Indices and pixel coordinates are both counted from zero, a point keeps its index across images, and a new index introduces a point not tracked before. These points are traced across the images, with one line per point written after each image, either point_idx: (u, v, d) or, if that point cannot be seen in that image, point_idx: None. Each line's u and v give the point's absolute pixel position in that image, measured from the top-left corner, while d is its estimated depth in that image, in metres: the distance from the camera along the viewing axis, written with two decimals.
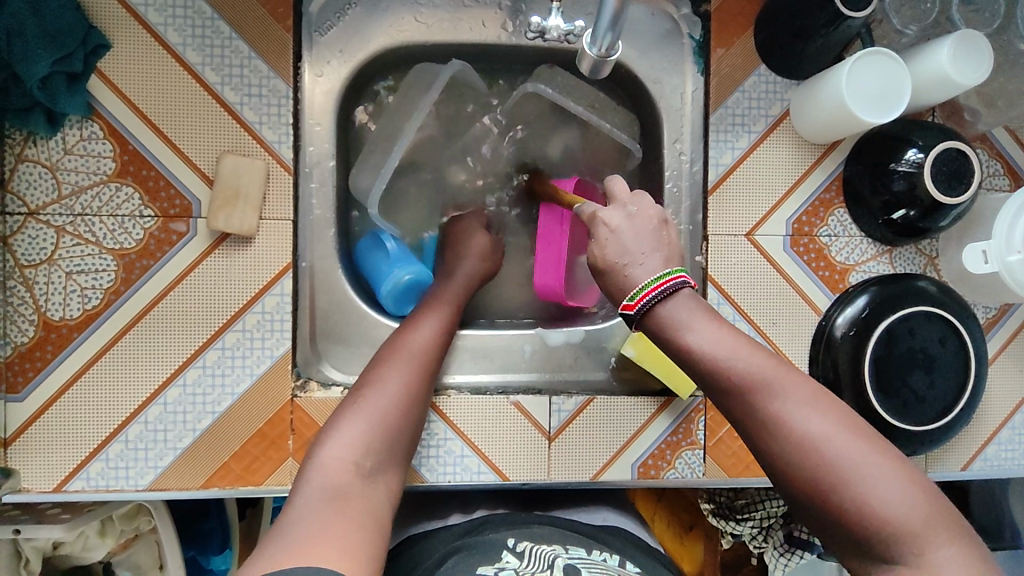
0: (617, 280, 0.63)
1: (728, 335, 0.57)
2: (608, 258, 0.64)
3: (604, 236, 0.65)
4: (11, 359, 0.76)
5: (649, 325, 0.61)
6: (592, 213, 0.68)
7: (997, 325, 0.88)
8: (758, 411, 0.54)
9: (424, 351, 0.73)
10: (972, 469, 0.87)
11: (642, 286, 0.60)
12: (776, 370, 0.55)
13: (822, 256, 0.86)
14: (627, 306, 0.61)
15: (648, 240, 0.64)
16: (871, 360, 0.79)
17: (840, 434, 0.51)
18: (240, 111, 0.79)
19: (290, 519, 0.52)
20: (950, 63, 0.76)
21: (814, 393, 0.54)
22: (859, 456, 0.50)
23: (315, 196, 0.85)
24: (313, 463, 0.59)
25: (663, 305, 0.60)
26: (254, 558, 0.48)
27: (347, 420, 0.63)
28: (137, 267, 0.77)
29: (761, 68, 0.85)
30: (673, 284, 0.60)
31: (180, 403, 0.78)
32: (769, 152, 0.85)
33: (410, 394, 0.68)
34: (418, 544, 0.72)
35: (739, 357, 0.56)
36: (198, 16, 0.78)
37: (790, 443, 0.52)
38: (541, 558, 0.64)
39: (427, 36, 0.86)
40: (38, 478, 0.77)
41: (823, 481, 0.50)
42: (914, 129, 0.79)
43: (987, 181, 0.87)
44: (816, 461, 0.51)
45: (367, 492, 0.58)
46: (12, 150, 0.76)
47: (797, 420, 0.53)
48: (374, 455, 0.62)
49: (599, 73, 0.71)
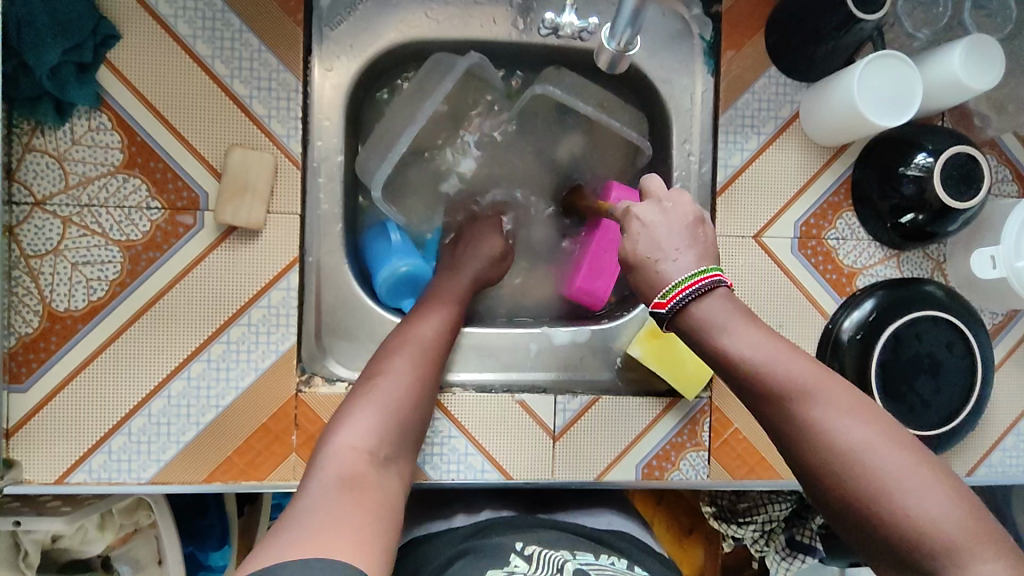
0: (647, 277, 0.61)
1: (766, 340, 0.56)
2: (639, 254, 0.62)
3: (637, 231, 0.63)
4: (15, 350, 0.76)
5: (682, 325, 0.58)
6: (626, 210, 0.66)
7: (1003, 331, 0.88)
8: (796, 419, 0.53)
9: (428, 342, 0.73)
10: (977, 475, 0.87)
11: (676, 284, 0.58)
12: (816, 376, 0.54)
13: (830, 259, 0.86)
14: (659, 304, 0.59)
15: (683, 235, 0.61)
16: (878, 365, 0.79)
17: (881, 445, 0.50)
18: (249, 104, 0.79)
19: (302, 505, 0.52)
20: (961, 68, 0.75)
21: (852, 398, 0.53)
22: (901, 465, 0.49)
23: (322, 190, 0.84)
24: (325, 450, 0.59)
25: (698, 306, 0.58)
26: (263, 547, 0.48)
27: (360, 409, 0.63)
28: (143, 259, 0.77)
29: (772, 70, 0.85)
30: (709, 283, 0.58)
31: (184, 396, 0.78)
32: (778, 154, 0.85)
33: (419, 386, 0.68)
34: (423, 545, 0.72)
35: (778, 361, 0.54)
36: (209, 9, 0.77)
37: (829, 452, 0.51)
38: (549, 563, 0.63)
39: (437, 33, 0.86)
40: (40, 469, 0.76)
41: (862, 489, 0.50)
42: (924, 133, 0.79)
43: (996, 187, 0.87)
44: (857, 470, 0.50)
45: (382, 476, 0.59)
46: (19, 139, 0.75)
47: (838, 430, 0.52)
48: (386, 443, 0.62)
49: (616, 68, 0.71)
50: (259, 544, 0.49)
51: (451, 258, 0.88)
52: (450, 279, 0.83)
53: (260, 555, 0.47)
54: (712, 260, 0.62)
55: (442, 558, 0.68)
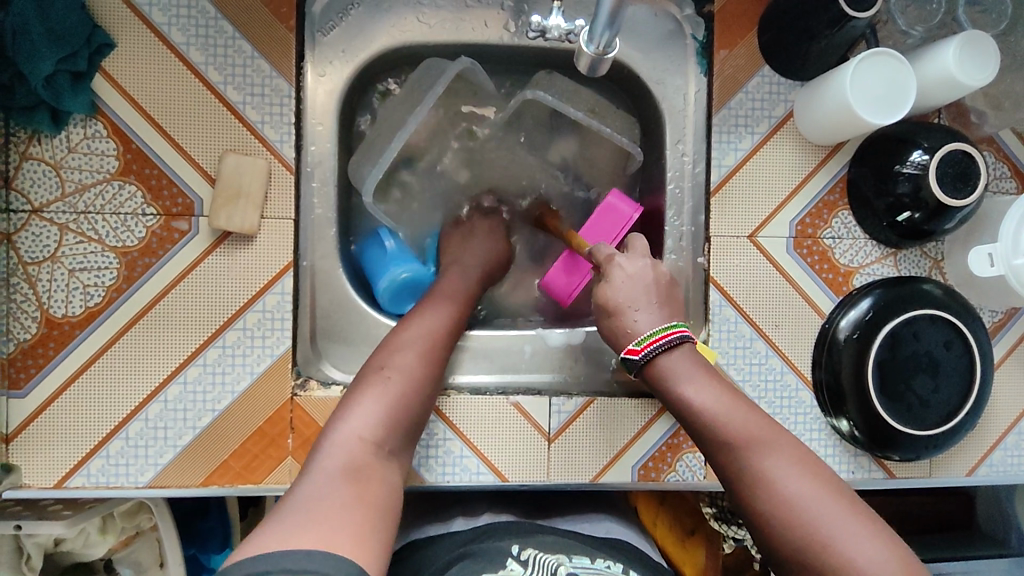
0: (621, 323, 0.72)
1: (727, 397, 0.65)
2: (618, 301, 0.72)
3: (618, 277, 0.73)
4: (14, 356, 0.77)
5: (650, 372, 0.70)
6: (607, 255, 0.76)
7: (1003, 330, 0.87)
8: (750, 466, 0.60)
9: (436, 336, 0.74)
10: (978, 475, 0.86)
11: (648, 335, 0.70)
12: (768, 431, 0.62)
13: (826, 258, 0.85)
14: (633, 351, 0.70)
15: (655, 293, 0.73)
16: (875, 364, 0.78)
17: (817, 496, 0.56)
18: (243, 110, 0.79)
19: (305, 493, 0.54)
20: (955, 64, 0.75)
21: (801, 456, 0.60)
22: (838, 514, 0.55)
23: (316, 195, 0.85)
24: (330, 438, 0.61)
25: (666, 357, 0.69)
26: (258, 535, 0.49)
27: (366, 397, 0.65)
28: (139, 265, 0.78)
29: (765, 69, 0.85)
30: (674, 337, 0.69)
31: (180, 400, 0.78)
32: (772, 153, 0.85)
33: (425, 373, 0.70)
34: (420, 549, 0.72)
35: (735, 414, 0.63)
36: (202, 16, 0.78)
37: (774, 498, 0.57)
38: (544, 568, 0.65)
39: (429, 36, 0.86)
40: (39, 473, 0.77)
41: (800, 534, 0.55)
42: (919, 131, 0.79)
43: (994, 184, 0.86)
44: (798, 516, 0.55)
45: (384, 468, 0.61)
46: (17, 148, 0.77)
47: (783, 478, 0.58)
48: (389, 435, 0.64)
49: (597, 70, 0.71)
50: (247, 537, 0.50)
51: (452, 252, 0.88)
52: (450, 275, 0.83)
53: (254, 543, 0.48)
54: (674, 316, 0.73)
55: (440, 561, 0.68)
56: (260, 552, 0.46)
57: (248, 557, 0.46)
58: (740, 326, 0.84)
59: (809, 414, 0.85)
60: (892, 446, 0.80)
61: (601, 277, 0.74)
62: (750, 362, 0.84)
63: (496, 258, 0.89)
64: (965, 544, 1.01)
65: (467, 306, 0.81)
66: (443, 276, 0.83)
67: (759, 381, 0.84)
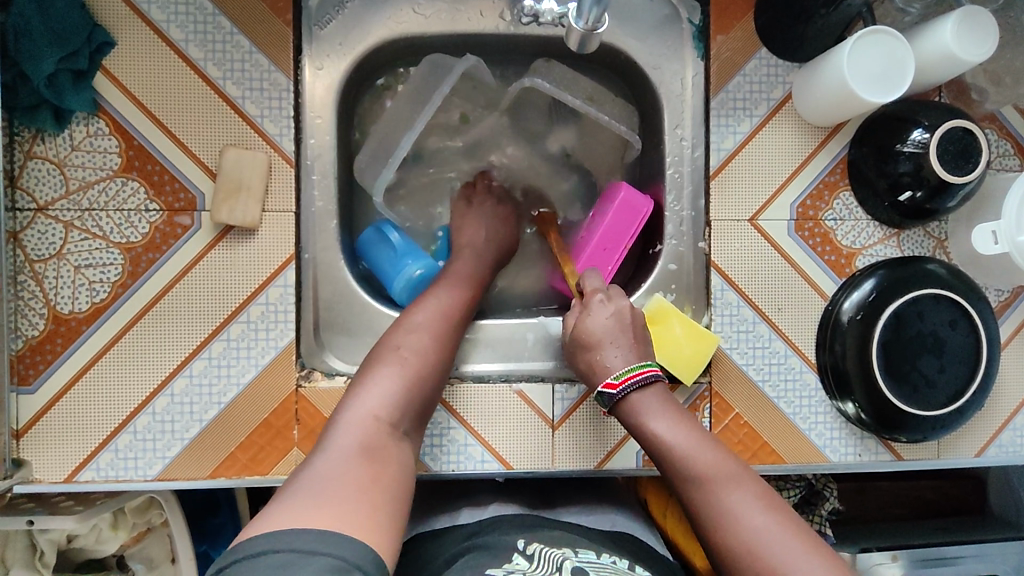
0: (601, 358, 0.75)
1: (690, 434, 0.68)
2: (598, 336, 0.76)
3: (600, 310, 0.77)
4: (22, 353, 0.78)
5: (623, 409, 0.73)
6: (591, 290, 0.80)
7: (1009, 309, 0.86)
8: (715, 501, 0.63)
9: (449, 317, 0.75)
10: (987, 455, 0.85)
11: (625, 371, 0.73)
12: (731, 469, 0.65)
13: (828, 240, 0.85)
14: (611, 384, 0.73)
15: (631, 333, 0.76)
16: (879, 346, 0.78)
17: (776, 528, 0.59)
18: (242, 104, 0.80)
19: (319, 469, 0.55)
20: (954, 40, 0.74)
21: (763, 491, 0.63)
22: (800, 546, 0.57)
23: (316, 188, 0.85)
24: (346, 416, 0.62)
25: (638, 395, 0.72)
26: (270, 513, 0.50)
27: (379, 379, 0.66)
28: (143, 260, 0.79)
29: (762, 51, 0.84)
30: (645, 376, 0.72)
31: (186, 394, 0.79)
32: (771, 135, 0.84)
33: (437, 353, 0.71)
34: (425, 544, 0.72)
35: (699, 451, 0.67)
36: (199, 13, 0.79)
37: (739, 531, 0.60)
38: (550, 561, 0.63)
39: (426, 28, 0.86)
40: (49, 468, 0.78)
41: (763, 566, 0.57)
42: (919, 110, 0.78)
43: (997, 162, 0.85)
44: (761, 549, 0.58)
45: (399, 448, 0.62)
46: (21, 147, 0.78)
47: (744, 514, 0.61)
48: (404, 413, 0.66)
49: (587, 48, 0.71)
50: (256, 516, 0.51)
51: (460, 234, 0.87)
52: (462, 257, 0.84)
53: (266, 520, 0.49)
54: (647, 356, 0.76)
55: (444, 556, 0.68)
56: (272, 530, 0.47)
57: (259, 535, 0.47)
58: (742, 309, 0.84)
59: (814, 397, 0.84)
60: (897, 428, 0.80)
61: (582, 314, 0.78)
62: (753, 346, 0.84)
63: (501, 241, 0.89)
64: (976, 528, 1.00)
65: (479, 288, 0.82)
66: (453, 260, 0.84)
67: (763, 365, 0.84)
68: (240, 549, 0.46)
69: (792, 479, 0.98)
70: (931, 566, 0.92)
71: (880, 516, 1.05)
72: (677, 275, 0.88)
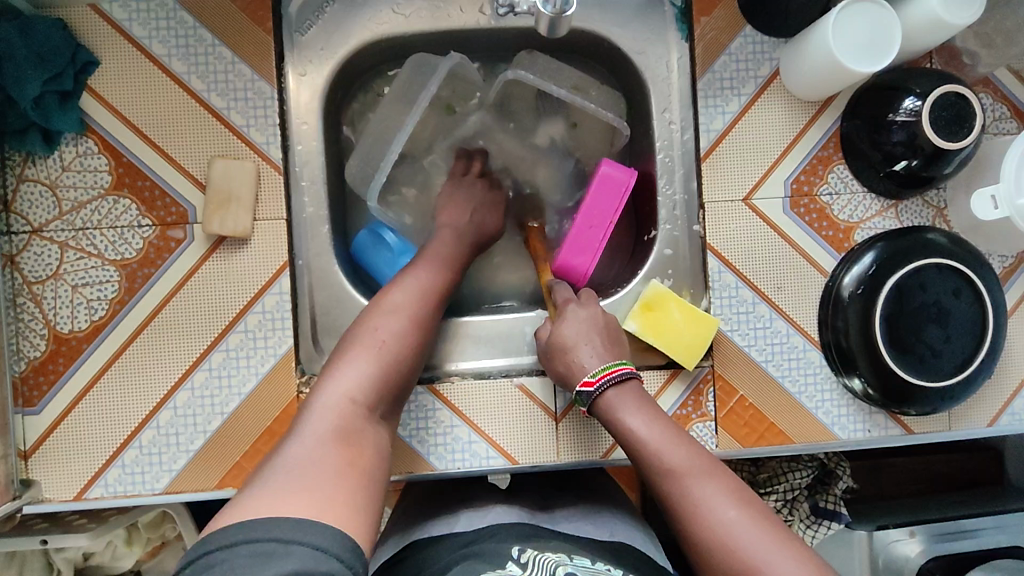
0: (572, 359, 0.76)
1: (662, 429, 0.68)
2: (569, 338, 0.77)
3: (570, 313, 0.79)
4: (26, 375, 0.78)
5: (600, 405, 0.73)
6: (564, 299, 0.81)
7: (1015, 274, 0.84)
8: (686, 496, 0.63)
9: (421, 295, 0.76)
10: (999, 425, 0.84)
11: (601, 368, 0.74)
12: (702, 463, 0.65)
13: (824, 216, 0.83)
14: (588, 382, 0.73)
15: (602, 336, 0.77)
16: (882, 319, 0.77)
17: (746, 521, 0.59)
18: (228, 115, 0.80)
19: (305, 460, 0.56)
20: (941, 4, 0.73)
21: (731, 483, 0.63)
22: (770, 541, 0.57)
23: (306, 193, 0.85)
24: (323, 398, 0.64)
25: (613, 391, 0.72)
26: (245, 501, 0.51)
27: (348, 364, 0.67)
28: (139, 276, 0.79)
29: (747, 29, 0.84)
30: (618, 374, 0.73)
31: (189, 406, 0.79)
32: (759, 113, 0.84)
33: (409, 331, 0.72)
34: (422, 549, 0.68)
35: (671, 446, 0.67)
36: (181, 26, 0.79)
37: (710, 525, 0.60)
38: (543, 567, 0.59)
39: (407, 26, 0.86)
40: (58, 488, 0.79)
41: (734, 560, 0.57)
42: (911, 78, 0.77)
43: (994, 125, 0.84)
44: (733, 542, 0.58)
45: (376, 433, 0.64)
46: (13, 171, 0.78)
47: (714, 507, 0.61)
48: (378, 392, 0.67)
49: (558, 30, 0.73)
50: (230, 509, 0.52)
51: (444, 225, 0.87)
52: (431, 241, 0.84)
53: (241, 509, 0.50)
54: (621, 354, 0.77)
55: (442, 562, 0.63)
56: (247, 520, 0.48)
57: (235, 525, 0.48)
58: (742, 291, 0.83)
59: (819, 373, 0.83)
60: (907, 401, 0.78)
61: (556, 319, 0.80)
62: (754, 327, 0.83)
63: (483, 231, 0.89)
64: (994, 501, 0.99)
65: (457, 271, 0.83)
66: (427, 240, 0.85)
67: (764, 345, 0.83)
68: (215, 540, 0.47)
69: (806, 461, 0.96)
70: (948, 540, 0.93)
71: (895, 491, 1.04)
72: (675, 260, 0.88)
